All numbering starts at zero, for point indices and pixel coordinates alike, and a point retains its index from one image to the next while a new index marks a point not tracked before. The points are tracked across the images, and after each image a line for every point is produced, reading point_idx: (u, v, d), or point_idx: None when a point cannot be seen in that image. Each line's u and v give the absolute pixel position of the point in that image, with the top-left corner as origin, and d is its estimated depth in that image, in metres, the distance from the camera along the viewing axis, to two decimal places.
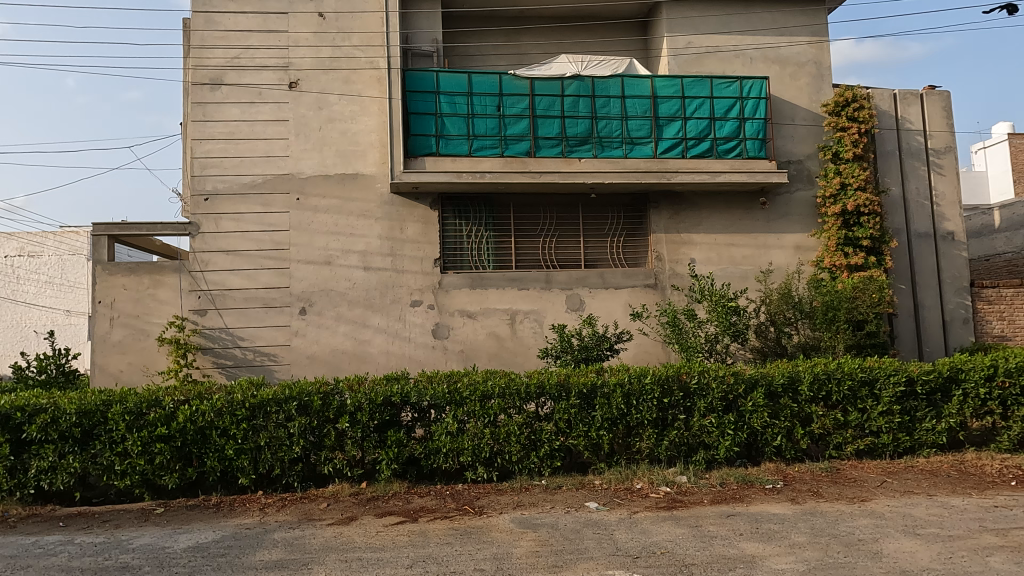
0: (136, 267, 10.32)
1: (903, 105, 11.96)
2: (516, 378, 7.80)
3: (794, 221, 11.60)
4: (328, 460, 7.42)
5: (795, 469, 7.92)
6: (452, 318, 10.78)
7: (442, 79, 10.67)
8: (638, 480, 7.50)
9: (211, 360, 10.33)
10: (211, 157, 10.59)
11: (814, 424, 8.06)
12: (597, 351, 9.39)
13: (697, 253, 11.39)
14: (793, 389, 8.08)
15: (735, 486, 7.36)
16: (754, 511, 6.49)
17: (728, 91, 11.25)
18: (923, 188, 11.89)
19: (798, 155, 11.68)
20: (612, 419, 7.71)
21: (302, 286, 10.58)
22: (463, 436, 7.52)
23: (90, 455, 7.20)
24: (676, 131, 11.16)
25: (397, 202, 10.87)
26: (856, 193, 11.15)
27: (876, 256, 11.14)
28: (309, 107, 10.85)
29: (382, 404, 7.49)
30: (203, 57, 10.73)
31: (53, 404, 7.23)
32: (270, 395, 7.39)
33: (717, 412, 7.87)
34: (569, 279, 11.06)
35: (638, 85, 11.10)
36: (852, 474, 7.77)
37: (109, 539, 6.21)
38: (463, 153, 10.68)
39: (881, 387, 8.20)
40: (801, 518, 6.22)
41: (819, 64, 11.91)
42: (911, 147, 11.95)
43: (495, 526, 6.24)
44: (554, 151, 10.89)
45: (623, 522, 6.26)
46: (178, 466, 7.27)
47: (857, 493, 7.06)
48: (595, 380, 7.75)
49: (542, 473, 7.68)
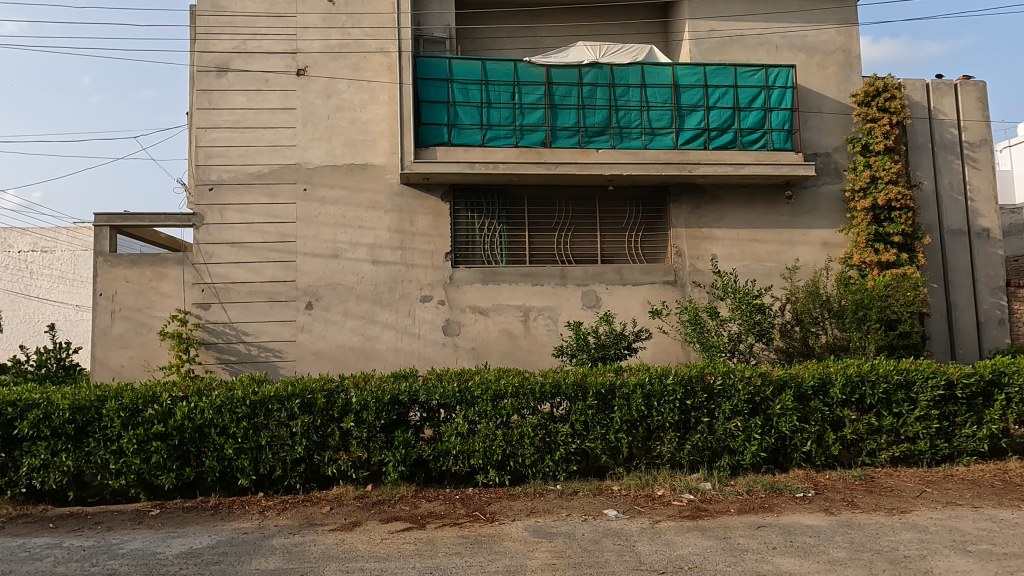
0: (138, 259, 10.01)
1: (936, 96, 11.43)
2: (530, 376, 7.38)
3: (820, 216, 11.11)
4: (332, 461, 7.04)
5: (826, 477, 7.46)
6: (463, 314, 10.40)
7: (455, 66, 10.29)
8: (659, 486, 7.07)
9: (214, 356, 10.01)
10: (216, 146, 10.27)
11: (846, 428, 7.59)
12: (614, 350, 8.91)
13: (719, 249, 10.92)
14: (824, 391, 7.62)
15: (762, 494, 6.92)
16: (786, 522, 6.04)
17: (753, 79, 10.79)
18: (956, 182, 11.35)
19: (825, 147, 11.19)
20: (631, 422, 7.28)
21: (308, 279, 10.23)
22: (474, 438, 7.12)
23: (83, 452, 6.86)
24: (698, 121, 10.70)
25: (407, 193, 10.50)
26: (887, 187, 10.64)
27: (908, 253, 10.62)
28: (317, 95, 10.49)
29: (390, 403, 7.09)
30: (208, 42, 10.38)
31: (46, 399, 6.90)
32: (272, 393, 7.01)
33: (743, 416, 7.41)
34: (584, 275, 10.63)
35: (659, 73, 10.66)
36: (888, 482, 7.30)
37: (99, 543, 5.86)
38: (476, 143, 10.27)
39: (918, 390, 7.72)
40: (837, 531, 5.77)
41: (847, 52, 11.41)
42: (945, 139, 11.41)
43: (508, 535, 5.84)
44: (571, 142, 10.46)
45: (645, 532, 5.84)
46: (175, 465, 6.92)
47: (895, 504, 6.59)
48: (614, 380, 7.32)
49: (557, 477, 7.25)
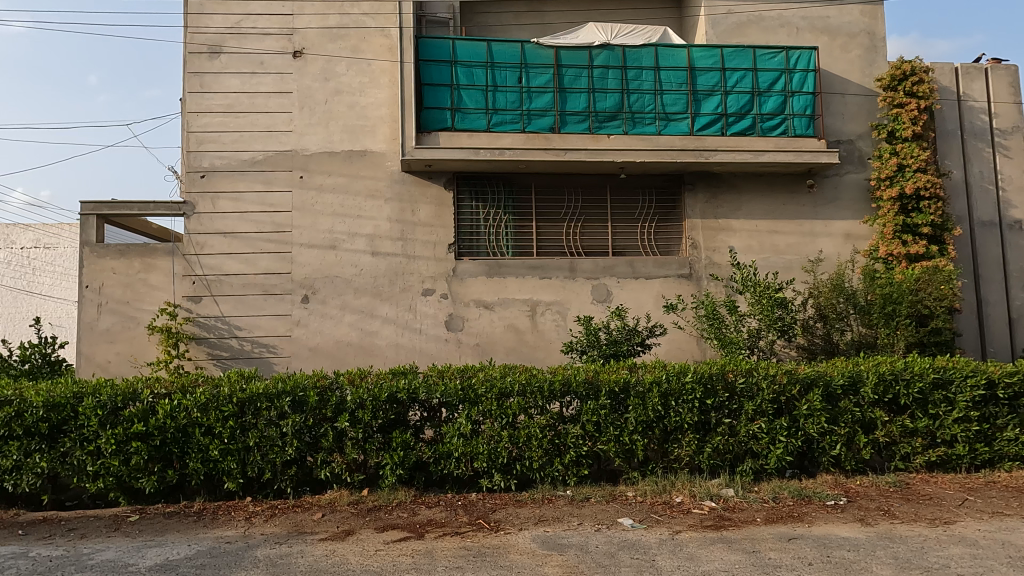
0: (127, 249, 9.54)
1: (965, 81, 10.86)
2: (539, 374, 6.84)
3: (843, 206, 10.56)
4: (325, 464, 6.53)
5: (857, 483, 6.91)
6: (467, 308, 9.88)
7: (459, 48, 9.79)
8: (678, 493, 6.54)
9: (205, 351, 9.53)
10: (209, 132, 9.79)
11: (878, 431, 7.04)
12: (627, 346, 8.34)
13: (736, 241, 10.38)
14: (855, 391, 7.07)
15: (790, 502, 6.38)
16: (820, 534, 5.51)
17: (773, 62, 10.24)
18: (987, 171, 10.75)
19: (848, 134, 10.63)
20: (647, 423, 6.74)
21: (305, 272, 9.73)
22: (478, 439, 6.61)
23: (58, 453, 6.37)
24: (715, 106, 10.15)
25: (409, 180, 9.99)
26: (915, 175, 10.08)
27: (938, 245, 10.08)
28: (315, 78, 10.00)
29: (387, 401, 6.57)
30: (201, 22, 9.90)
31: (19, 396, 6.42)
32: (261, 389, 6.49)
33: (768, 416, 6.87)
34: (594, 267, 10.10)
35: (674, 55, 10.12)
36: (925, 490, 6.75)
37: (69, 553, 5.38)
38: (481, 128, 9.76)
39: (957, 390, 7.18)
40: (877, 544, 5.24)
41: (872, 34, 10.85)
42: (975, 126, 10.82)
43: (514, 547, 5.32)
44: (580, 127, 9.92)
45: (665, 545, 5.31)
46: (156, 467, 6.44)
47: (937, 514, 6.04)
48: (628, 378, 6.77)
49: (567, 483, 6.75)
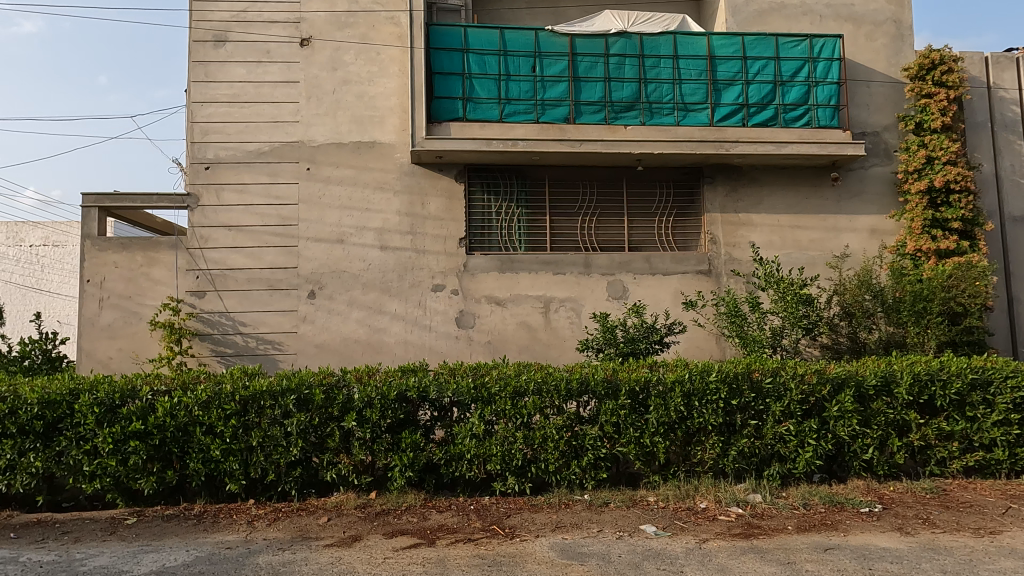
0: (129, 243, 9.27)
1: (996, 70, 10.47)
2: (555, 372, 6.51)
3: (868, 200, 10.17)
4: (331, 465, 6.24)
5: (891, 489, 6.55)
6: (478, 305, 9.57)
7: (471, 36, 9.49)
8: (702, 499, 6.20)
9: (208, 348, 9.24)
10: (214, 122, 9.52)
11: (913, 434, 6.68)
12: (645, 345, 7.98)
13: (758, 236, 10.02)
14: (888, 392, 6.68)
15: (822, 509, 6.02)
16: (857, 544, 5.15)
17: (796, 51, 9.88)
18: (1019, 164, 10.36)
19: (874, 125, 10.24)
20: (669, 424, 6.39)
21: (311, 266, 9.44)
22: (491, 441, 6.28)
23: (53, 453, 6.08)
24: (736, 96, 9.78)
25: (419, 173, 9.69)
26: (945, 167, 9.70)
27: (968, 241, 9.70)
28: (322, 67, 9.71)
29: (396, 400, 6.25)
30: (204, 10, 9.62)
31: (13, 393, 6.14)
32: (264, 387, 6.19)
33: (796, 418, 6.50)
34: (610, 263, 9.77)
35: (693, 43, 9.77)
36: (964, 497, 6.38)
37: (61, 558, 5.09)
38: (493, 118, 9.42)
39: (996, 391, 6.80)
40: (921, 556, 4.87)
41: (898, 22, 10.46)
42: (1006, 118, 10.43)
43: (531, 555, 4.99)
44: (597, 118, 9.57)
45: (693, 555, 4.97)
46: (156, 468, 6.15)
47: (981, 523, 5.67)
48: (649, 377, 6.43)
49: (584, 486, 6.42)
